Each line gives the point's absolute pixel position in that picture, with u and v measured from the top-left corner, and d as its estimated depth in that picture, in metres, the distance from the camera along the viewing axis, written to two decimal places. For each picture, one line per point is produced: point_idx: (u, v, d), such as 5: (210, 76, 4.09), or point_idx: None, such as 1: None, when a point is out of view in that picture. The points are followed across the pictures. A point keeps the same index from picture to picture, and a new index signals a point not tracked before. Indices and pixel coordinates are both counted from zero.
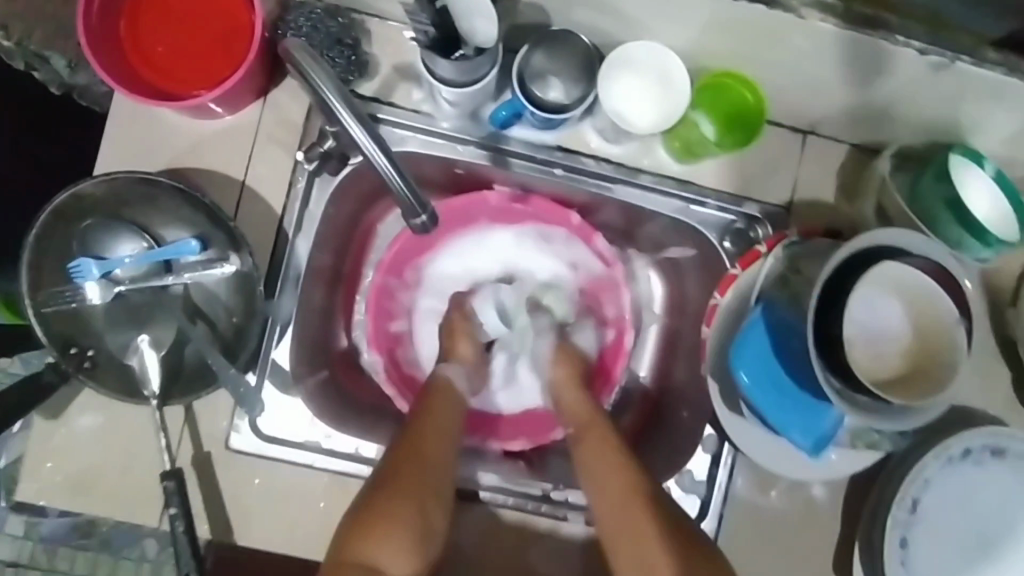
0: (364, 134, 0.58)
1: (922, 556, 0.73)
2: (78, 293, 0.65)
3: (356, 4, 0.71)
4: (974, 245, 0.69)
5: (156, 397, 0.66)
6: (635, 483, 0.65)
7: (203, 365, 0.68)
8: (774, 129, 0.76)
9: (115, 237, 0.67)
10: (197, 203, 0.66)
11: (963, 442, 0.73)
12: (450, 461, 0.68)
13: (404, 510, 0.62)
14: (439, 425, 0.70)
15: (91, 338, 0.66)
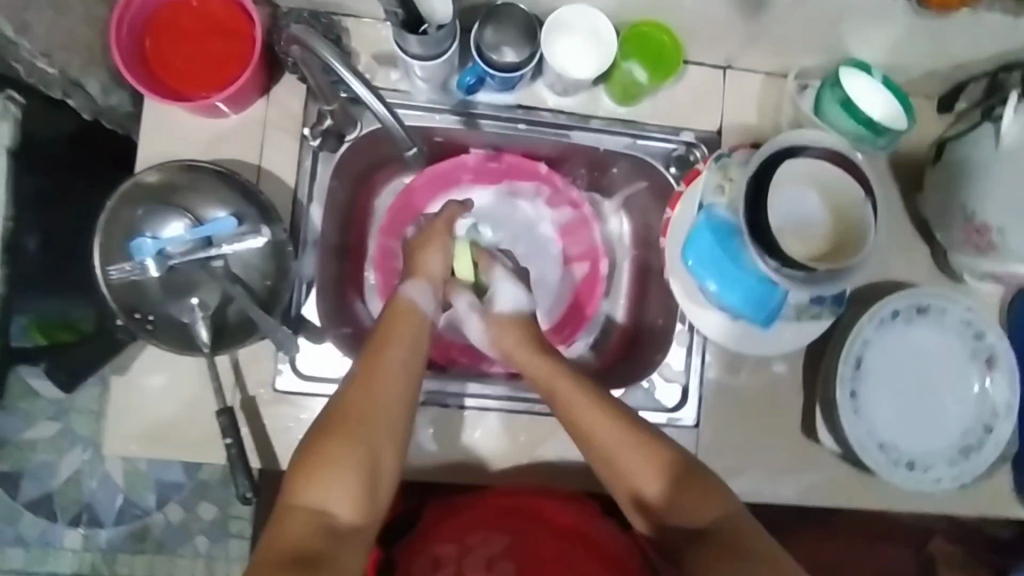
0: (364, 86, 0.72)
1: (871, 404, 0.86)
2: (138, 266, 0.80)
3: (334, 8, 0.84)
4: (869, 137, 0.83)
5: (208, 346, 0.80)
6: (618, 426, 0.73)
7: (245, 320, 0.81)
8: (696, 67, 0.89)
9: (164, 219, 0.82)
10: (229, 183, 0.81)
11: (892, 304, 0.86)
12: (399, 398, 0.72)
13: (346, 459, 0.68)
14: (382, 365, 0.73)
15: (150, 306, 0.81)
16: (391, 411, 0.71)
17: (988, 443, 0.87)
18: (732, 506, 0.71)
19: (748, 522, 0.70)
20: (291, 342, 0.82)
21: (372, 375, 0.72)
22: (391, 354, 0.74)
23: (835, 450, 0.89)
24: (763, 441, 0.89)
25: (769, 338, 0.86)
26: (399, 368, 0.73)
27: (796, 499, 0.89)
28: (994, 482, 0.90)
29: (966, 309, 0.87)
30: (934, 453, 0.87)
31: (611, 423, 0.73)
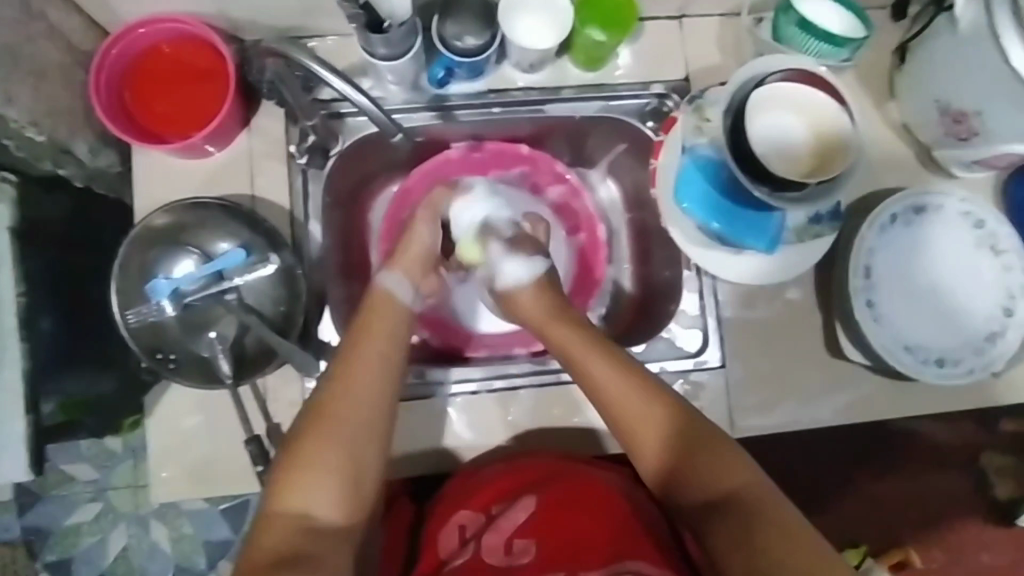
0: (339, 81, 0.73)
1: (889, 310, 0.87)
2: (156, 307, 0.82)
3: (298, 32, 0.87)
4: (830, 50, 0.85)
5: (231, 377, 0.81)
6: (625, 381, 0.73)
7: (265, 345, 0.83)
8: (654, 22, 0.93)
9: (176, 259, 0.84)
10: (235, 215, 0.83)
11: (889, 209, 0.88)
12: (376, 393, 0.71)
13: (326, 464, 0.68)
14: (365, 362, 0.72)
15: (170, 345, 0.82)
16: (371, 410, 0.71)
17: (1011, 328, 0.87)
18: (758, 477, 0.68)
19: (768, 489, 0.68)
20: (313, 361, 0.82)
21: (348, 377, 0.71)
22: (368, 352, 0.73)
23: (864, 363, 0.89)
24: (792, 370, 0.90)
25: (776, 264, 0.88)
26: (376, 365, 0.73)
27: (836, 420, 0.89)
28: None
29: (961, 201, 0.89)
30: (961, 346, 0.87)
31: (619, 378, 0.73)
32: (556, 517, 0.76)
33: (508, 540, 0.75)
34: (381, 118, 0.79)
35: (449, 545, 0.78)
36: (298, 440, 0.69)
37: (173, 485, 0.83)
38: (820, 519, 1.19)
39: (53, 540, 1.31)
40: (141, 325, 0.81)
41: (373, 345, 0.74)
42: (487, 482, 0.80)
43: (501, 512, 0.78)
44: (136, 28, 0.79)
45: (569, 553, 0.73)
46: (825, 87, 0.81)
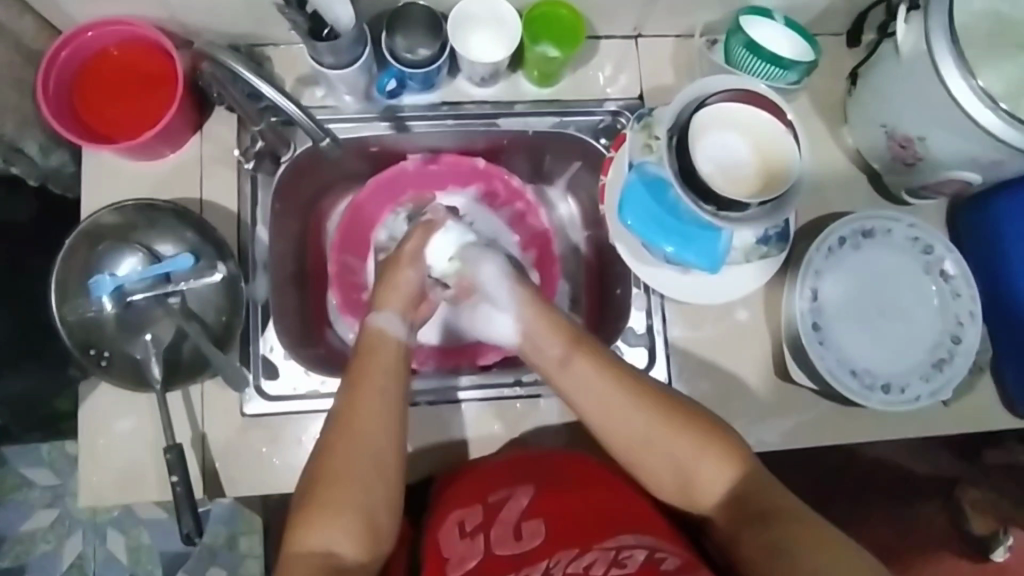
0: (269, 86, 0.74)
1: (835, 332, 0.87)
2: (96, 303, 0.81)
3: (253, 40, 0.88)
4: (778, 72, 0.86)
5: (160, 382, 0.81)
6: (640, 400, 0.73)
7: (201, 356, 0.82)
8: (609, 41, 0.93)
9: (120, 257, 0.82)
10: (186, 222, 0.83)
11: (837, 231, 0.88)
12: (382, 422, 0.71)
13: (347, 495, 0.68)
14: (370, 394, 0.72)
15: (106, 342, 0.81)
16: (386, 437, 0.71)
17: (958, 355, 0.87)
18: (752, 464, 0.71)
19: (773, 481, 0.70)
20: (244, 378, 0.83)
21: (359, 404, 0.72)
22: (372, 381, 0.73)
23: (812, 388, 0.88)
24: (740, 391, 0.89)
25: (720, 282, 0.88)
26: (382, 392, 0.73)
27: (784, 443, 0.88)
28: (976, 394, 0.89)
29: (909, 226, 0.89)
30: (908, 372, 0.86)
31: (625, 394, 0.73)
32: (560, 502, 0.73)
33: (515, 528, 0.72)
34: (312, 125, 0.79)
35: (449, 543, 0.72)
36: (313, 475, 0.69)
37: (105, 489, 0.82)
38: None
39: (7, 547, 1.27)
40: (78, 322, 0.80)
41: (374, 370, 0.74)
42: (486, 473, 0.78)
43: (501, 499, 0.75)
44: (85, 31, 0.80)
45: (582, 532, 0.70)
46: (769, 108, 0.82)
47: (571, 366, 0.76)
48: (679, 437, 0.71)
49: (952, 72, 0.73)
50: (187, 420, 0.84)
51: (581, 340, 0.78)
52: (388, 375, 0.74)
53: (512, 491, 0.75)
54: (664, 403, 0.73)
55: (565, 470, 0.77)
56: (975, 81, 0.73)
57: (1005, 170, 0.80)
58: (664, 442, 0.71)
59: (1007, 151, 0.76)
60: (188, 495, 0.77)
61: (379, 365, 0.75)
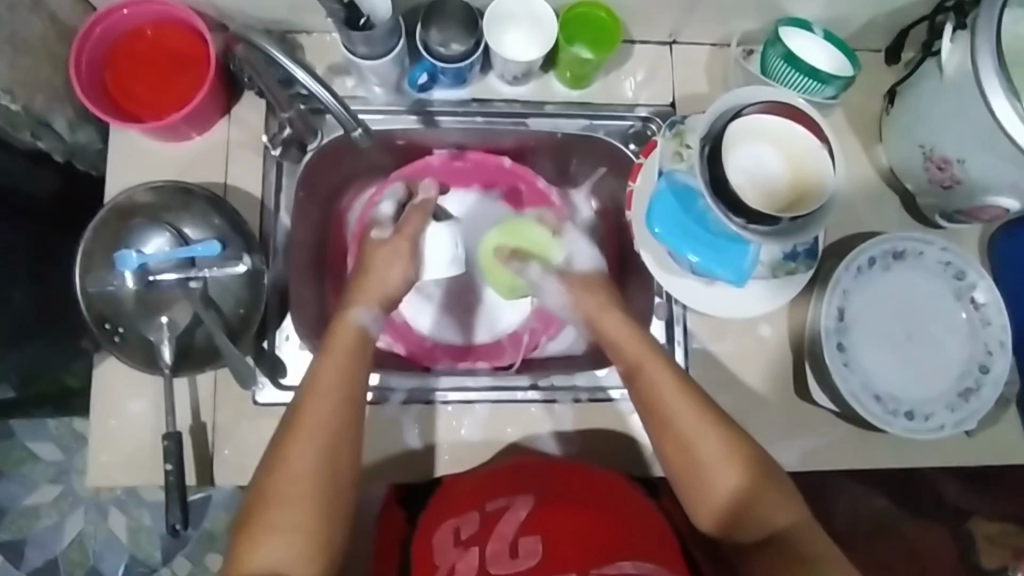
0: (304, 73, 0.72)
1: (860, 355, 0.85)
2: (118, 278, 0.80)
3: (286, 26, 0.88)
4: (816, 86, 0.84)
5: (169, 366, 0.80)
6: (701, 412, 0.71)
7: (211, 344, 0.81)
8: (645, 46, 0.92)
9: (148, 235, 0.82)
10: (220, 211, 0.83)
11: (867, 251, 0.86)
12: (337, 438, 0.70)
13: (297, 502, 0.67)
14: (323, 408, 0.70)
15: (122, 317, 0.81)
16: (341, 439, 0.70)
17: (985, 385, 0.85)
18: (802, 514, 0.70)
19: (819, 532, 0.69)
20: (252, 375, 0.83)
21: (313, 405, 0.70)
22: (325, 395, 0.71)
23: (832, 409, 0.87)
24: (758, 409, 0.87)
25: (744, 296, 0.86)
26: (337, 392, 0.71)
27: (800, 465, 0.86)
28: (1001, 427, 0.87)
29: (942, 250, 0.87)
30: (933, 401, 0.85)
31: (697, 414, 0.71)
32: (558, 518, 0.70)
33: (512, 544, 0.69)
34: (345, 116, 0.77)
35: (443, 549, 0.72)
36: (268, 476, 0.68)
37: (113, 468, 0.82)
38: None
39: (9, 519, 1.27)
40: (98, 299, 0.80)
41: (329, 369, 0.72)
42: (480, 484, 0.77)
43: (499, 509, 0.73)
44: (119, 9, 0.80)
45: (575, 553, 0.67)
46: (804, 121, 0.80)
47: (647, 373, 0.74)
48: (743, 475, 0.69)
49: (998, 95, 0.71)
50: (198, 405, 0.83)
51: (652, 349, 0.76)
52: (344, 373, 0.72)
53: (510, 503, 0.73)
54: (740, 440, 0.71)
55: (560, 483, 0.75)
56: (1022, 106, 0.71)
57: None
58: (722, 471, 0.69)
59: None
60: (179, 488, 0.75)
61: (335, 364, 0.73)
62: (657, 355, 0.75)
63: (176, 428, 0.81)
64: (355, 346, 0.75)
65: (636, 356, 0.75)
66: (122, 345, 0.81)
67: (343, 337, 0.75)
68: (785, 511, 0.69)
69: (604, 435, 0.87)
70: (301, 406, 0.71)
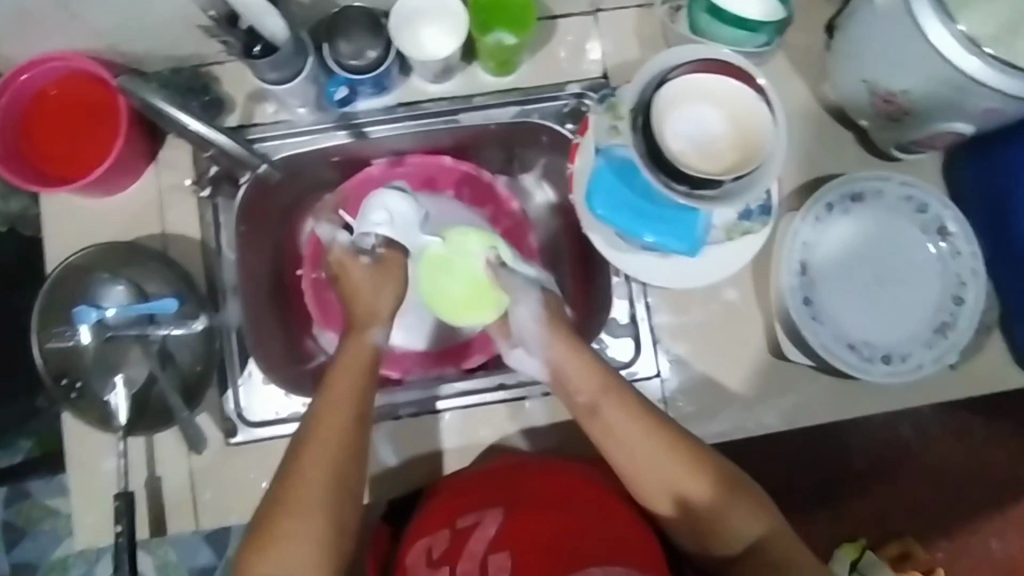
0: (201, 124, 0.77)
1: (826, 306, 0.83)
2: (74, 333, 0.80)
3: (197, 60, 0.85)
4: (745, 36, 0.81)
5: (122, 427, 0.80)
6: (677, 446, 0.70)
7: (166, 401, 0.81)
8: (567, 20, 0.88)
9: (105, 288, 0.80)
10: (174, 268, 0.82)
11: (824, 199, 0.84)
12: (344, 431, 0.69)
13: (312, 507, 0.67)
14: (332, 410, 0.69)
15: (79, 372, 0.80)
16: (350, 445, 0.69)
17: (961, 317, 0.82)
18: (774, 521, 0.71)
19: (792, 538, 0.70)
20: (202, 438, 0.83)
21: (321, 428, 0.68)
22: (341, 389, 0.70)
23: (810, 364, 0.84)
24: (734, 373, 0.85)
25: (702, 263, 0.84)
26: (352, 402, 0.70)
27: (782, 424, 0.84)
28: (986, 354, 0.85)
29: (901, 184, 0.84)
30: (907, 340, 0.83)
31: (682, 458, 0.70)
32: (527, 533, 0.72)
33: (482, 562, 0.71)
34: (244, 152, 0.81)
35: (415, 569, 0.73)
36: (280, 491, 0.67)
37: (97, 529, 0.81)
38: (809, 516, 1.13)
39: None
40: (55, 355, 0.80)
41: (337, 403, 0.69)
42: (462, 490, 0.77)
43: (470, 526, 0.74)
44: (20, 73, 0.79)
45: (543, 567, 0.70)
46: (738, 74, 0.76)
47: (602, 414, 0.71)
48: (713, 492, 0.70)
49: (929, 18, 0.68)
50: (171, 455, 0.82)
51: (611, 381, 0.72)
52: (352, 393, 0.70)
53: (479, 518, 0.74)
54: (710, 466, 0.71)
55: (535, 487, 0.76)
56: (957, 27, 0.68)
57: (998, 118, 0.74)
58: (705, 500, 0.70)
59: (1001, 100, 0.70)
60: (129, 549, 0.76)
61: (350, 383, 0.70)
62: (618, 389, 0.72)
63: (132, 487, 0.80)
64: (368, 363, 0.72)
65: (593, 390, 0.72)
66: (79, 402, 0.80)
67: (355, 354, 0.72)
68: (757, 521, 0.70)
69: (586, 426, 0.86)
70: (312, 418, 0.69)
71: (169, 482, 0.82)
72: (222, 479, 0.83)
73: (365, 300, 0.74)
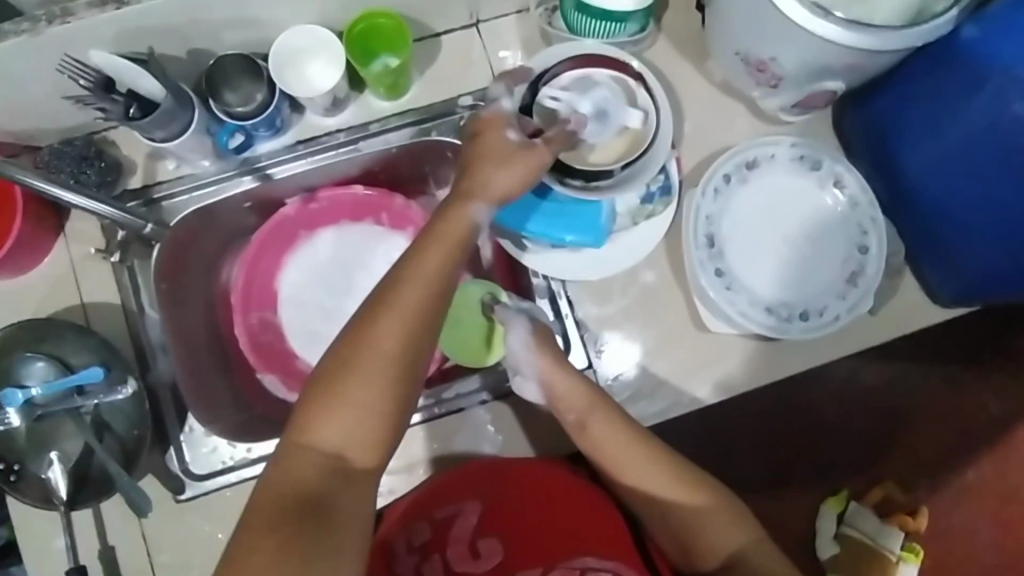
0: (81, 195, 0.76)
1: (739, 274, 0.85)
2: (3, 416, 0.79)
3: (90, 128, 0.86)
4: (618, 27, 0.83)
5: (64, 502, 0.80)
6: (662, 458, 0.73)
7: (106, 471, 0.81)
8: (449, 35, 0.90)
9: (28, 367, 0.81)
10: (91, 338, 0.81)
11: (721, 170, 0.86)
12: (424, 308, 0.64)
13: (383, 374, 0.62)
14: (421, 278, 0.64)
15: (15, 455, 0.80)
16: (403, 347, 0.63)
17: (869, 264, 0.85)
18: (753, 532, 0.73)
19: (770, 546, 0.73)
20: (147, 502, 0.81)
21: (407, 298, 0.63)
22: (433, 252, 0.65)
23: (734, 332, 0.85)
24: (667, 353, 0.86)
25: (615, 250, 0.86)
26: (430, 285, 0.64)
27: (719, 395, 0.86)
28: (899, 295, 0.87)
29: (792, 146, 0.87)
30: (821, 294, 0.85)
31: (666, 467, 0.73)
32: (507, 518, 0.82)
33: (471, 545, 0.82)
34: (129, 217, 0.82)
35: (398, 556, 0.80)
36: (364, 345, 0.62)
37: None
38: (784, 483, 1.13)
39: None
40: None
41: (426, 269, 0.64)
42: (435, 489, 0.79)
43: (448, 515, 0.81)
44: None
45: (530, 546, 0.82)
46: (613, 66, 0.81)
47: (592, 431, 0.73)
48: (696, 500, 0.73)
49: None
50: (122, 520, 0.82)
51: (599, 398, 0.74)
52: (438, 272, 0.64)
53: (458, 509, 0.81)
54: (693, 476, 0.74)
55: (510, 479, 0.80)
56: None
57: (862, 71, 0.77)
58: (689, 509, 0.73)
59: (856, 55, 0.73)
60: None
61: (437, 258, 0.65)
62: (609, 408, 0.74)
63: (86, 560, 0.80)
64: (458, 243, 0.66)
65: (583, 406, 0.74)
66: (20, 484, 0.80)
67: (454, 227, 0.66)
68: (738, 531, 0.73)
69: (530, 430, 0.86)
70: (397, 283, 0.64)
71: (125, 546, 0.82)
72: (177, 535, 0.83)
73: (484, 171, 0.68)
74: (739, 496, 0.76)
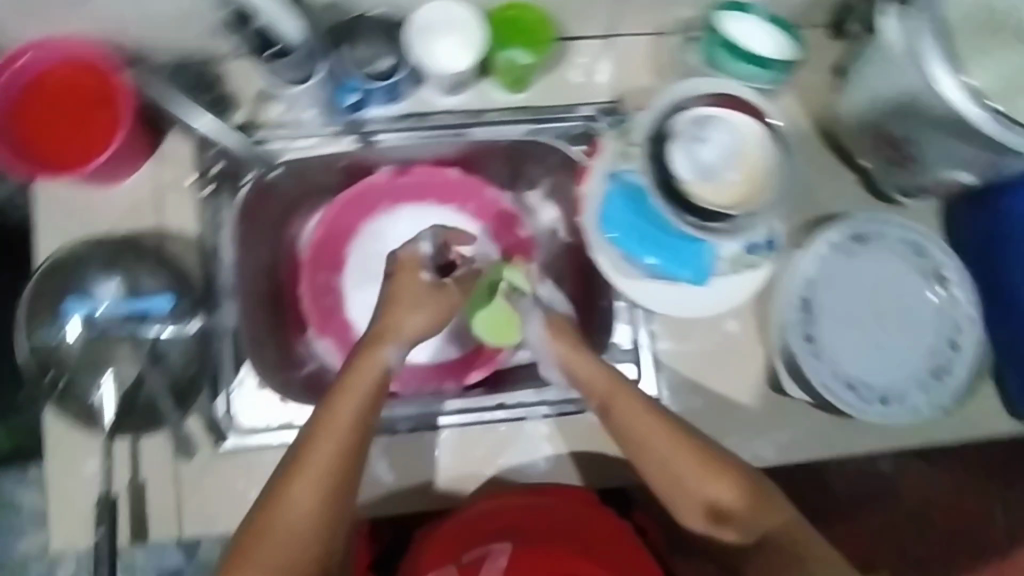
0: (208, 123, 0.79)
1: (829, 343, 0.84)
2: (66, 323, 0.84)
3: (206, 55, 0.84)
4: (757, 72, 0.83)
5: (109, 427, 0.79)
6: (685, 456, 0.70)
7: (154, 401, 0.81)
8: (583, 41, 0.88)
9: (99, 280, 0.83)
10: (167, 268, 0.83)
11: (828, 237, 0.85)
12: (339, 454, 0.66)
13: (299, 504, 0.65)
14: (337, 422, 0.67)
15: (66, 367, 0.83)
16: (330, 483, 0.66)
17: (958, 362, 0.84)
18: (785, 513, 0.70)
19: (804, 532, 0.70)
20: (192, 443, 0.80)
21: (320, 444, 0.66)
22: (346, 403, 0.68)
23: (807, 401, 0.83)
24: (737, 407, 0.84)
25: (709, 293, 0.83)
26: (338, 435, 0.67)
27: (780, 460, 0.83)
28: (981, 400, 0.85)
29: (902, 227, 0.85)
30: (905, 382, 0.83)
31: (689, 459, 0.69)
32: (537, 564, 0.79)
33: None
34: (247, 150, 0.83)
35: None
36: (282, 484, 0.66)
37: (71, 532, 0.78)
38: None
39: None
40: None
41: (341, 415, 0.67)
42: (459, 526, 0.79)
43: (477, 558, 0.79)
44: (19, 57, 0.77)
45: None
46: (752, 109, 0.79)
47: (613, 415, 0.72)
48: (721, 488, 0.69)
49: (938, 69, 0.69)
50: (156, 459, 0.80)
51: (620, 381, 0.73)
52: (351, 418, 0.67)
53: (488, 550, 0.79)
54: (719, 466, 0.70)
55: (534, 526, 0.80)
56: (963, 79, 0.68)
57: (999, 169, 0.76)
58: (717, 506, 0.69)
59: (1002, 155, 0.71)
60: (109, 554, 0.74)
61: (354, 402, 0.68)
62: (631, 396, 0.72)
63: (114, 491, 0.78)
64: (374, 392, 0.69)
65: (605, 389, 0.73)
66: (67, 397, 0.80)
67: (367, 374, 0.70)
68: (767, 518, 0.69)
69: (586, 456, 0.84)
70: (328, 418, 0.67)
71: (153, 486, 0.79)
72: (207, 487, 0.80)
73: (398, 315, 0.72)
74: (770, 477, 0.72)
